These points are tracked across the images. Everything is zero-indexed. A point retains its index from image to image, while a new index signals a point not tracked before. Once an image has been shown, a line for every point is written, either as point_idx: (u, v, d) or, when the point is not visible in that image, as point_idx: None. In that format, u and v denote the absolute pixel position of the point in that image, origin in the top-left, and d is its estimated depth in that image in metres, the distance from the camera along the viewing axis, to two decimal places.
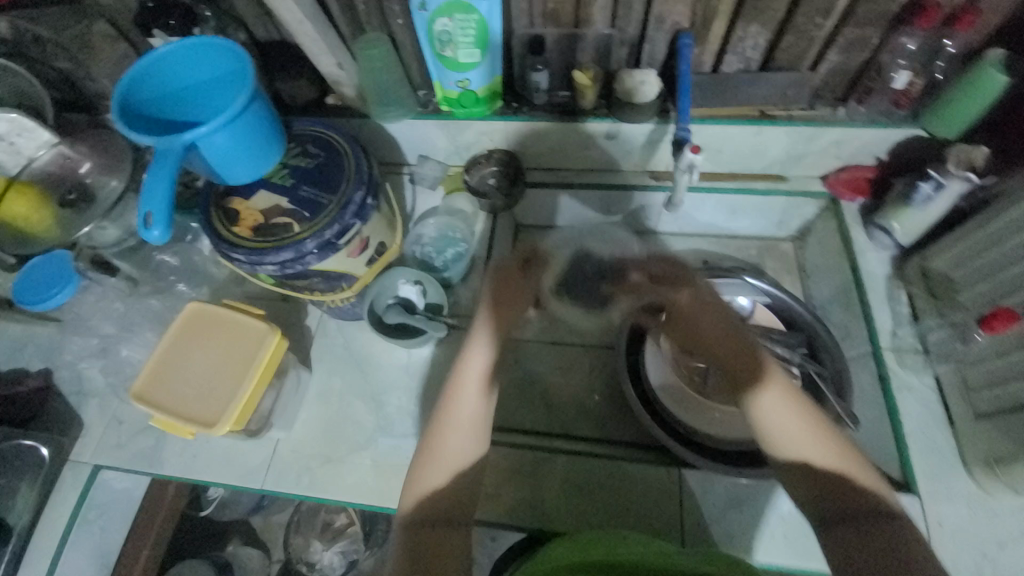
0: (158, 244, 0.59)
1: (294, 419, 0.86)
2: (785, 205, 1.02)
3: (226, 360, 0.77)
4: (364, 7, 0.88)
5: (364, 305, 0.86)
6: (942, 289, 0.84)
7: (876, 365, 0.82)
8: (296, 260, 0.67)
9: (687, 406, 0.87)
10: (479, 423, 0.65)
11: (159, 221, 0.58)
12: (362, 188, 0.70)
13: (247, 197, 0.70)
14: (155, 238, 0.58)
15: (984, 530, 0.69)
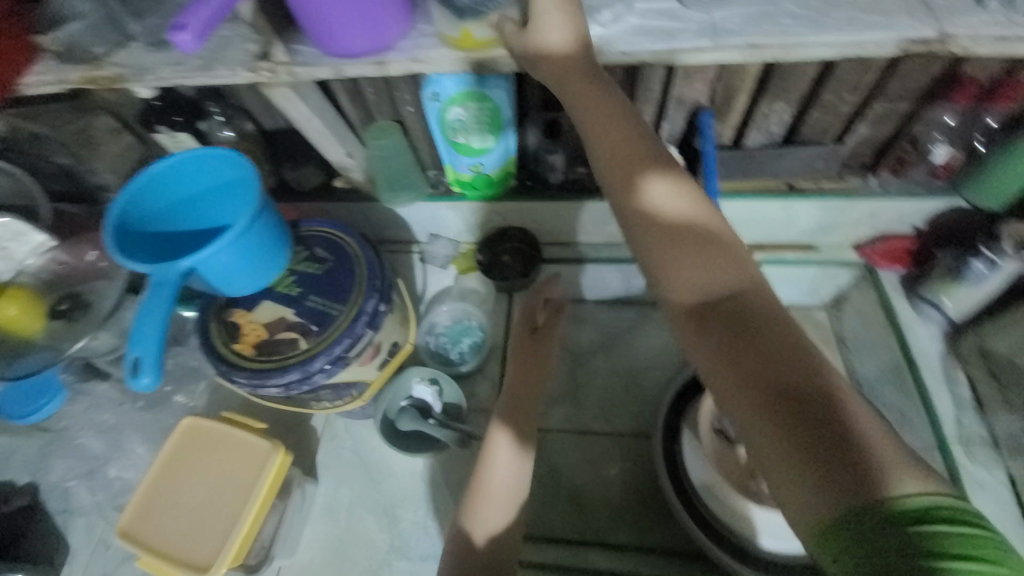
0: (149, 392, 0.53)
1: (298, 541, 0.77)
2: (817, 274, 0.95)
3: (222, 486, 0.70)
4: (373, 96, 0.85)
5: (377, 407, 0.81)
6: (1005, 372, 0.80)
7: (945, 460, 0.77)
8: (303, 380, 0.61)
9: (730, 510, 0.77)
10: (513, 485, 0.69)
11: (150, 367, 0.53)
12: (375, 295, 0.65)
13: (251, 308, 0.65)
14: (145, 386, 0.53)
15: None
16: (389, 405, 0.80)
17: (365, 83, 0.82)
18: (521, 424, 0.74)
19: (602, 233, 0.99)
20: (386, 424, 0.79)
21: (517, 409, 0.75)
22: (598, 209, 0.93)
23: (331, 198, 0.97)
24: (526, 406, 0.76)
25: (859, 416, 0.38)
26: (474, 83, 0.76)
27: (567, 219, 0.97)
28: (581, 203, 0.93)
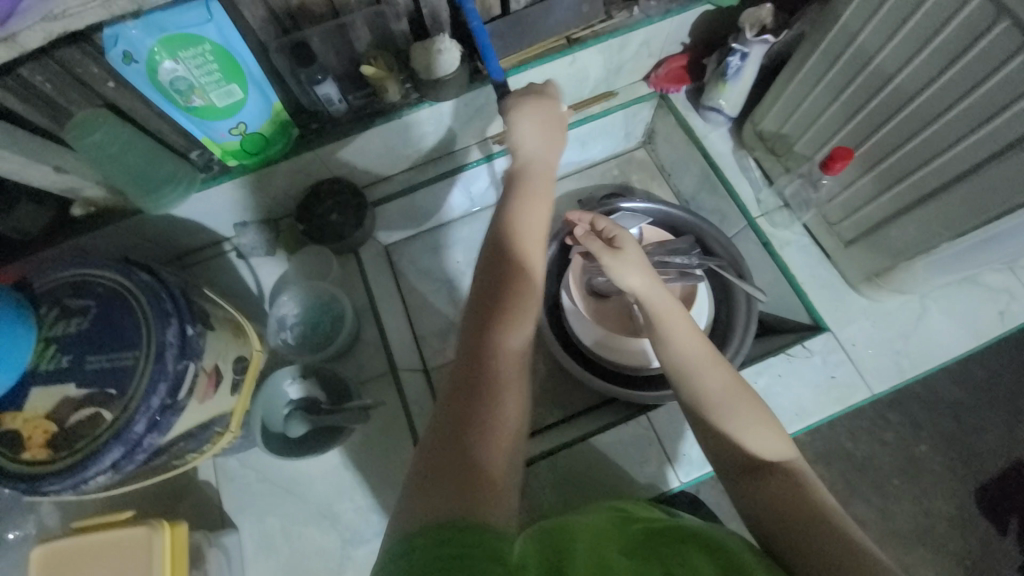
0: None
1: None
2: (625, 118, 1.01)
3: None
4: (51, 84, 0.63)
5: (253, 431, 0.71)
6: (779, 144, 0.87)
7: (756, 234, 0.87)
8: (133, 450, 0.51)
9: (623, 351, 0.85)
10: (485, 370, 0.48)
11: None
12: (172, 321, 0.53)
13: (16, 406, 0.50)
14: None
15: (890, 332, 0.80)
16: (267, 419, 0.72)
17: (20, 69, 0.59)
18: (505, 322, 0.51)
19: (421, 151, 0.93)
20: (274, 438, 0.71)
21: (489, 297, 0.52)
22: (402, 128, 0.85)
23: (79, 231, 0.77)
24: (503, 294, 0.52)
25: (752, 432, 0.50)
26: (169, 25, 0.60)
27: (376, 151, 0.88)
28: (380, 129, 0.83)
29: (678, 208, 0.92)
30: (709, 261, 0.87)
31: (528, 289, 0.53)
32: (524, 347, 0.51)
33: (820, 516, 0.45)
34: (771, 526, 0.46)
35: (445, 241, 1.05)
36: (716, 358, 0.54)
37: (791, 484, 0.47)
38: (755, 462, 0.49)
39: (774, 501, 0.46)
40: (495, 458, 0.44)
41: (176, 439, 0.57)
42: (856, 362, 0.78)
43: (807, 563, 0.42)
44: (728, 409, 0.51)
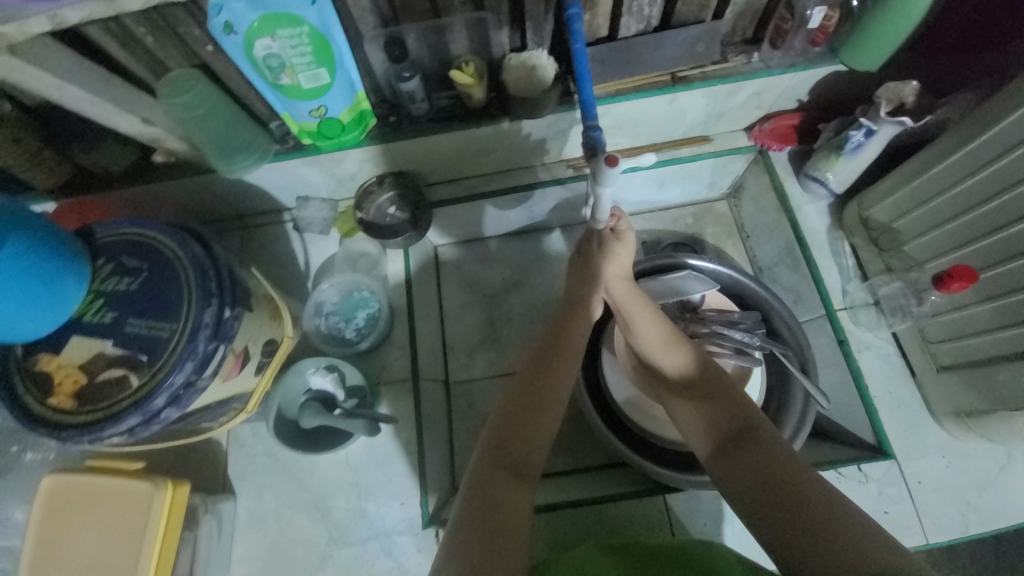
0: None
1: (229, 558, 0.73)
2: (714, 166, 0.93)
3: (112, 540, 0.62)
4: (152, 37, 0.64)
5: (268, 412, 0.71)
6: (885, 237, 0.77)
7: (833, 328, 0.78)
8: (149, 421, 0.51)
9: (654, 417, 0.79)
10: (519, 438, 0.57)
11: None
12: (213, 302, 0.54)
13: (56, 349, 0.53)
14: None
15: (965, 479, 0.70)
16: (285, 400, 0.72)
17: (129, 20, 0.61)
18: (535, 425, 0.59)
19: (492, 162, 0.90)
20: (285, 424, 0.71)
21: (529, 392, 0.60)
22: (479, 137, 0.82)
23: (156, 178, 0.79)
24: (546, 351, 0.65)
25: (739, 413, 0.56)
26: (272, 3, 0.59)
27: (449, 153, 0.86)
28: (458, 134, 0.81)
29: (751, 279, 0.84)
30: (771, 346, 0.78)
31: (561, 370, 0.63)
32: (515, 450, 0.56)
33: (795, 477, 0.48)
34: (749, 496, 0.49)
35: (496, 254, 1.02)
36: (677, 343, 0.63)
37: (776, 455, 0.51)
38: (734, 437, 0.54)
39: (749, 469, 0.51)
40: (518, 503, 0.52)
41: (193, 412, 0.58)
42: (917, 503, 0.69)
43: (783, 530, 0.45)
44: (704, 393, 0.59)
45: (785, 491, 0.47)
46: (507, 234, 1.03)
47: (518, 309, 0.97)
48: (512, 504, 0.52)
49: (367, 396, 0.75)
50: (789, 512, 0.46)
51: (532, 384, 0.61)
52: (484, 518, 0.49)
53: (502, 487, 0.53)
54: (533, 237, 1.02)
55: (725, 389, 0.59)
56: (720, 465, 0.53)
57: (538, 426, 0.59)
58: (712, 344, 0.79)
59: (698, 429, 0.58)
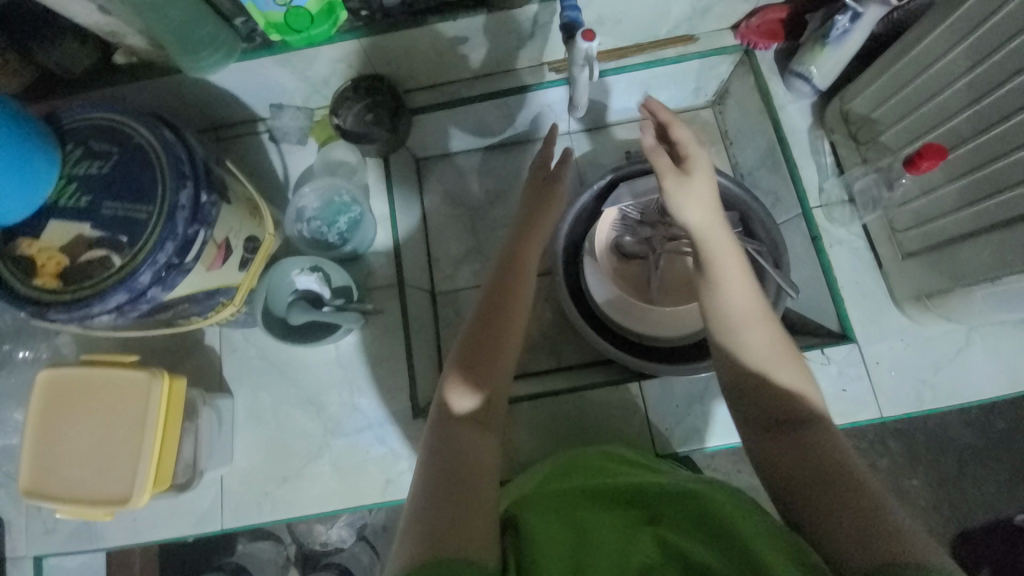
0: None
1: (231, 449, 0.77)
2: (699, 69, 0.91)
3: (108, 428, 0.63)
4: None
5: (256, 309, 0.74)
6: (864, 131, 0.78)
7: (808, 226, 0.80)
8: (135, 300, 0.53)
9: (633, 316, 0.82)
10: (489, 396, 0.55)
11: None
12: (188, 183, 0.54)
13: (35, 233, 0.53)
14: None
15: (922, 359, 0.75)
16: (272, 298, 0.74)
17: None
18: (497, 366, 0.57)
19: (471, 63, 0.87)
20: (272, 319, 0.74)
21: (483, 334, 0.58)
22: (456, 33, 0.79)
23: (120, 81, 0.76)
24: (509, 282, 0.63)
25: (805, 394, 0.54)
26: None
27: (426, 53, 0.82)
28: (432, 28, 0.77)
29: (730, 180, 0.84)
30: (747, 243, 0.81)
31: (515, 312, 0.60)
32: (484, 396, 0.55)
33: (836, 465, 0.49)
34: (788, 475, 0.50)
35: (479, 166, 1.01)
36: (767, 316, 0.58)
37: (820, 439, 0.51)
38: (792, 418, 0.53)
39: (794, 449, 0.51)
40: (485, 460, 0.50)
41: (180, 300, 0.60)
42: (875, 382, 0.75)
43: (813, 510, 0.47)
44: (774, 364, 0.55)
45: (826, 474, 0.48)
46: (489, 146, 1.01)
47: (502, 220, 0.99)
48: (477, 454, 0.50)
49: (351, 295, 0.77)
50: (819, 491, 0.48)
51: (495, 331, 0.59)
52: (449, 467, 0.48)
53: (460, 443, 0.50)
54: (516, 149, 1.01)
55: (790, 362, 0.56)
56: (762, 436, 0.53)
57: (503, 373, 0.57)
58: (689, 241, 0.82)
59: (749, 394, 0.55)
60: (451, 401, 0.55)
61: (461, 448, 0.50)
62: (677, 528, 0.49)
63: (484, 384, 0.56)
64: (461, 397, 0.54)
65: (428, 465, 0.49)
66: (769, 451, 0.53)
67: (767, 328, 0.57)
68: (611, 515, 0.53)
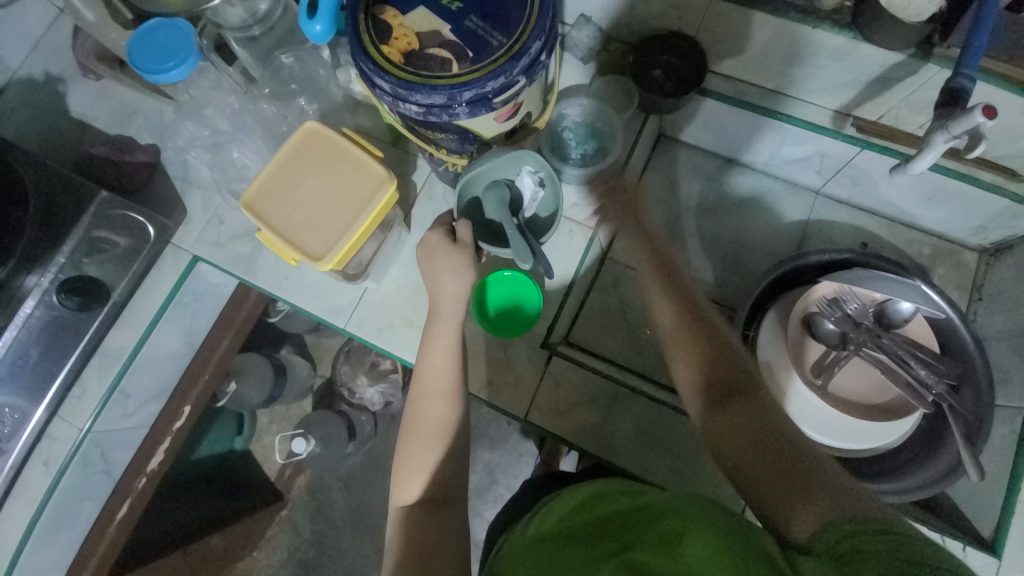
0: (317, 41, 0.61)
1: (386, 274, 0.83)
2: (1002, 211, 0.79)
3: (338, 192, 0.70)
4: None
5: (476, 158, 0.74)
6: None
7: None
8: (444, 108, 0.57)
9: (791, 390, 0.76)
10: (435, 436, 0.65)
11: (325, 18, 0.60)
12: (543, 39, 0.56)
13: (402, 11, 0.58)
14: (316, 34, 0.61)
15: None
16: (491, 170, 0.73)
17: None
18: (430, 445, 0.64)
19: (784, 76, 0.82)
20: (477, 181, 0.74)
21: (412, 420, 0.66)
22: (802, 44, 0.74)
23: None
24: (435, 343, 0.69)
25: (735, 360, 0.64)
26: None
27: (755, 46, 0.78)
28: (784, 25, 0.72)
29: (970, 332, 0.76)
30: (948, 399, 0.73)
31: (431, 385, 0.67)
32: (430, 491, 0.63)
33: (773, 425, 0.58)
34: (736, 442, 0.58)
35: (710, 171, 0.98)
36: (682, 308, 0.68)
37: (756, 407, 0.60)
38: (721, 392, 0.62)
39: (735, 419, 0.59)
40: (449, 553, 0.59)
41: (457, 130, 0.64)
42: None
43: (763, 476, 0.55)
44: (691, 347, 0.65)
45: (761, 432, 0.57)
46: (732, 159, 0.98)
47: (699, 232, 0.97)
48: (446, 531, 0.61)
49: (534, 228, 0.77)
50: (765, 450, 0.56)
51: (413, 430, 0.65)
52: (422, 551, 0.58)
53: (423, 533, 0.60)
54: (756, 178, 0.98)
55: (719, 347, 0.65)
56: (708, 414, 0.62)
57: (423, 460, 0.64)
58: (894, 363, 0.75)
59: (690, 375, 0.65)
60: (398, 496, 0.64)
61: (414, 520, 0.61)
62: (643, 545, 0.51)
63: (417, 456, 0.64)
64: (414, 485, 0.63)
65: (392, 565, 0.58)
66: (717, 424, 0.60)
67: (670, 320, 0.68)
68: (586, 546, 0.57)
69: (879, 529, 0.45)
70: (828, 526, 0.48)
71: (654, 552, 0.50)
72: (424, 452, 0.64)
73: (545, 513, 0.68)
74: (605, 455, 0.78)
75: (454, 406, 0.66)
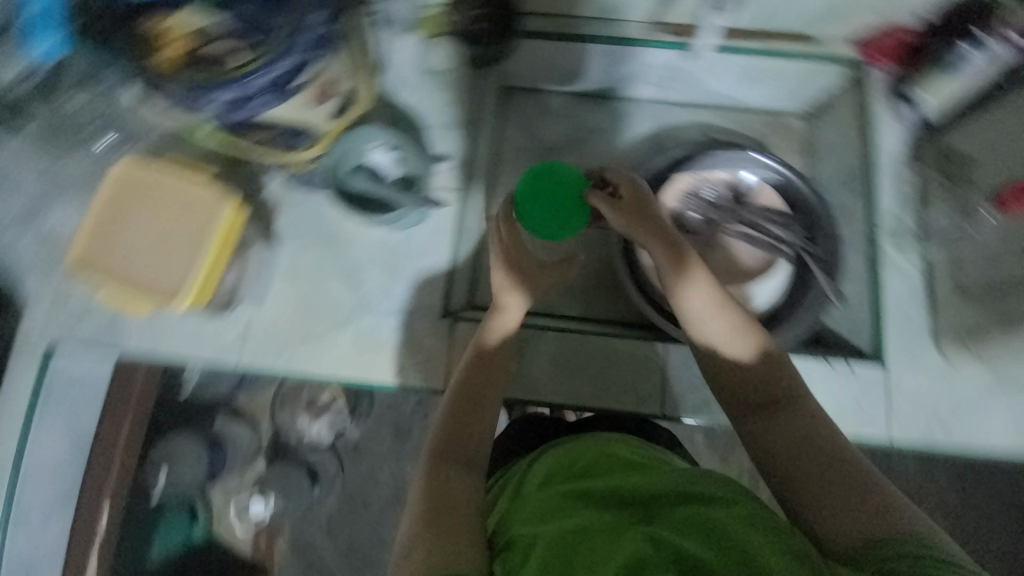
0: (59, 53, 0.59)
1: (265, 296, 0.80)
2: (806, 74, 0.89)
3: (178, 221, 0.66)
4: None
5: (324, 162, 0.75)
6: (954, 168, 0.82)
7: (870, 246, 0.84)
8: (240, 101, 0.56)
9: None
10: (474, 378, 0.65)
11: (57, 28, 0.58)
12: (322, 13, 0.57)
13: (172, 13, 0.56)
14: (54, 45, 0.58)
15: (940, 397, 0.78)
16: (343, 160, 0.75)
17: None
18: (474, 412, 0.63)
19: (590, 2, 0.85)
20: (337, 180, 0.76)
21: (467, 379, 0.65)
22: None
23: None
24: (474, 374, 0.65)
25: (798, 383, 0.60)
26: None
27: None
28: None
29: (808, 184, 0.84)
30: (805, 245, 0.82)
31: (473, 376, 0.66)
32: (435, 499, 0.57)
33: (823, 435, 0.57)
34: (781, 456, 0.57)
35: (563, 108, 0.99)
36: (721, 307, 0.59)
37: (801, 420, 0.58)
38: (767, 404, 0.60)
39: (782, 431, 0.58)
40: (467, 523, 0.55)
41: (272, 125, 0.63)
42: (891, 406, 0.79)
43: (807, 492, 0.55)
44: (732, 332, 0.60)
45: (811, 442, 0.57)
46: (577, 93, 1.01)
47: (568, 167, 1.00)
48: (463, 512, 0.56)
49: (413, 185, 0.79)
50: (808, 463, 0.56)
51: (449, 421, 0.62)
52: (444, 514, 0.55)
53: (446, 512, 0.55)
54: (601, 105, 1.00)
55: (780, 365, 0.60)
56: (752, 425, 0.59)
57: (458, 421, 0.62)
58: (751, 228, 0.84)
59: (739, 381, 0.61)
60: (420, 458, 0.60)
61: (437, 483, 0.58)
62: (684, 535, 0.50)
63: (453, 429, 0.62)
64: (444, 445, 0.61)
65: (412, 526, 0.55)
66: (759, 436, 0.59)
67: (706, 318, 0.60)
68: (593, 513, 0.54)
69: (927, 552, 0.47)
70: (869, 544, 0.50)
71: (687, 538, 0.50)
72: (452, 412, 0.63)
73: (533, 460, 0.66)
74: (532, 397, 0.80)
75: (485, 358, 0.67)
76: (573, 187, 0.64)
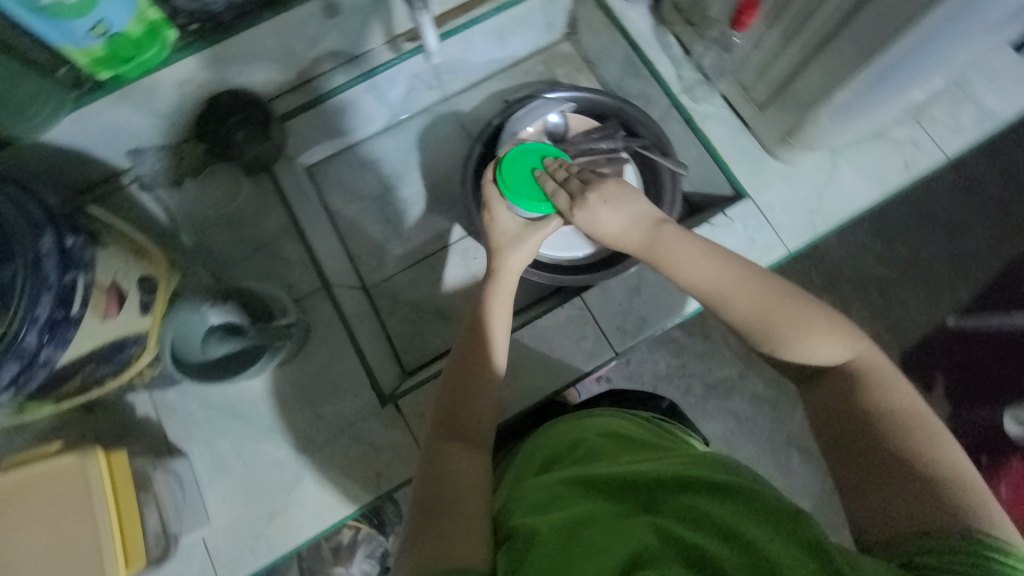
0: None
1: (205, 508, 0.73)
2: (544, 7, 0.92)
3: (54, 513, 0.56)
4: None
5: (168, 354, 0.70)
6: (696, 14, 0.88)
7: (679, 112, 0.90)
8: (27, 363, 0.53)
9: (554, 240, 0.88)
10: (471, 370, 0.61)
11: None
12: (48, 233, 0.55)
13: None
14: None
15: (805, 193, 0.86)
16: (183, 340, 0.70)
17: None
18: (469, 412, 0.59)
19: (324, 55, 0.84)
20: (191, 362, 0.72)
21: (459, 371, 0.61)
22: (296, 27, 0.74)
23: None
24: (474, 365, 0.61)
25: (865, 358, 0.55)
26: None
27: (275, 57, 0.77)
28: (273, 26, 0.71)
29: (598, 94, 0.90)
30: (631, 142, 0.87)
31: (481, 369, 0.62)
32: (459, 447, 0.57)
33: (901, 428, 0.50)
34: (834, 422, 0.54)
35: (369, 155, 0.99)
36: (749, 281, 0.58)
37: (864, 395, 0.53)
38: (819, 373, 0.57)
39: (832, 402, 0.55)
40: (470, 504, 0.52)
41: (80, 359, 0.59)
42: (773, 223, 0.85)
43: (850, 468, 0.51)
44: (778, 316, 0.56)
45: (868, 426, 0.52)
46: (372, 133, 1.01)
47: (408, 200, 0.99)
48: (467, 488, 0.53)
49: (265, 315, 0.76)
50: (854, 435, 0.52)
51: (445, 421, 0.59)
52: (437, 498, 0.52)
53: (445, 487, 0.53)
54: (401, 129, 1.00)
55: (816, 317, 0.56)
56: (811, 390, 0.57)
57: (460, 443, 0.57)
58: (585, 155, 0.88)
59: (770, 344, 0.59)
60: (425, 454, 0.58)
61: (446, 469, 0.55)
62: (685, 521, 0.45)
63: (450, 421, 0.59)
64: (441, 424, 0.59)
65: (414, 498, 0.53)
66: (819, 404, 0.56)
67: (710, 276, 0.59)
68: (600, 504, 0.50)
69: (959, 547, 0.42)
70: (896, 534, 0.45)
71: (687, 528, 0.44)
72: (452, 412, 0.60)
73: (547, 448, 0.66)
74: (504, 416, 0.79)
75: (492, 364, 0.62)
76: (539, 155, 0.72)
